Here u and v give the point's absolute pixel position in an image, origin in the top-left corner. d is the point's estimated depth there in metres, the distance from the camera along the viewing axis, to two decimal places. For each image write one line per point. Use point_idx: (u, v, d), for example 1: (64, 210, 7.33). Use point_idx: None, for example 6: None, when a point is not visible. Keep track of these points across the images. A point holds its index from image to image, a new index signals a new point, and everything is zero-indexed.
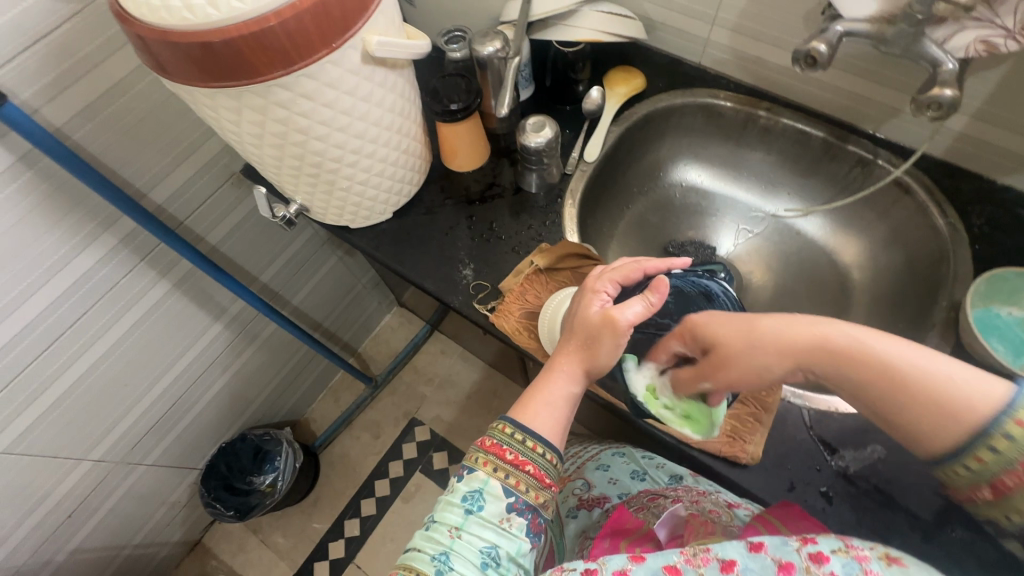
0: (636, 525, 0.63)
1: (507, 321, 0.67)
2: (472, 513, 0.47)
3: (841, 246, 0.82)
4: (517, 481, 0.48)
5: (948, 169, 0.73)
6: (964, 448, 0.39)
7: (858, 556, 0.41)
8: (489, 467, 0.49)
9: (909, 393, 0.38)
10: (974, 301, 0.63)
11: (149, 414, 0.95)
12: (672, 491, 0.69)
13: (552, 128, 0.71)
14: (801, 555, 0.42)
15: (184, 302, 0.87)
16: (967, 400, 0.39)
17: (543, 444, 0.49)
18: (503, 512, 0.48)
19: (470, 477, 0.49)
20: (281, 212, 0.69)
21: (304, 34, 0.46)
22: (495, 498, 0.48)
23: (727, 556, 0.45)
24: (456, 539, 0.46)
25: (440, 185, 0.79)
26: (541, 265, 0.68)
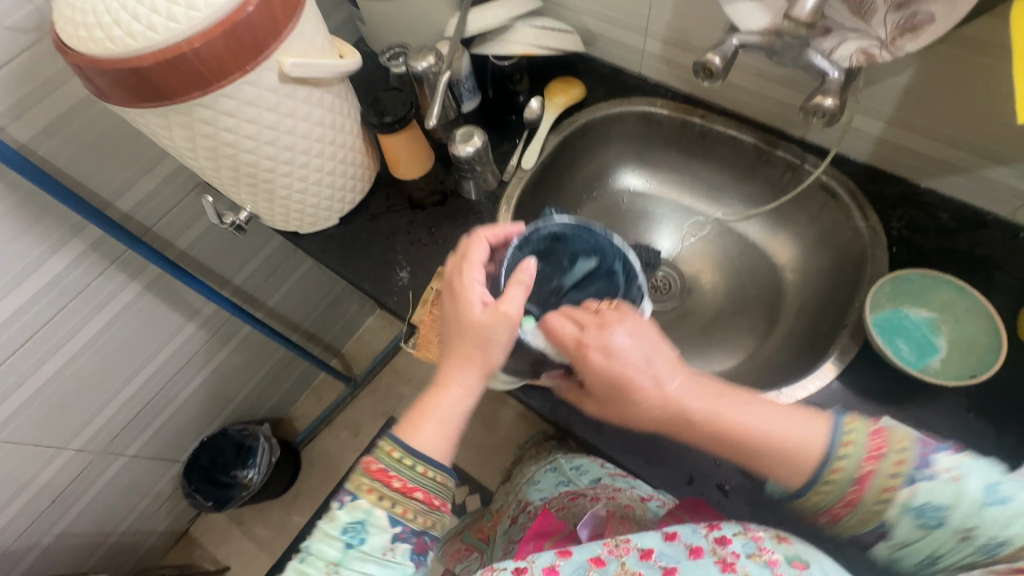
0: (558, 526, 0.65)
1: (428, 348, 0.69)
2: (354, 546, 0.46)
3: (776, 249, 0.83)
4: (403, 510, 0.48)
5: (872, 172, 0.74)
6: (830, 491, 0.43)
7: (756, 539, 0.47)
8: (373, 496, 0.47)
9: (878, 444, 0.42)
10: (881, 302, 0.64)
11: (128, 407, 1.01)
12: (591, 489, 0.71)
13: (481, 137, 0.74)
14: (708, 539, 0.48)
15: (157, 303, 0.94)
16: (853, 449, 0.42)
17: (432, 466, 0.50)
18: (388, 542, 0.47)
19: (353, 507, 0.47)
20: (230, 219, 0.75)
21: (217, 59, 0.52)
22: (380, 529, 0.47)
23: (645, 546, 0.49)
24: (333, 575, 0.46)
25: (386, 193, 0.84)
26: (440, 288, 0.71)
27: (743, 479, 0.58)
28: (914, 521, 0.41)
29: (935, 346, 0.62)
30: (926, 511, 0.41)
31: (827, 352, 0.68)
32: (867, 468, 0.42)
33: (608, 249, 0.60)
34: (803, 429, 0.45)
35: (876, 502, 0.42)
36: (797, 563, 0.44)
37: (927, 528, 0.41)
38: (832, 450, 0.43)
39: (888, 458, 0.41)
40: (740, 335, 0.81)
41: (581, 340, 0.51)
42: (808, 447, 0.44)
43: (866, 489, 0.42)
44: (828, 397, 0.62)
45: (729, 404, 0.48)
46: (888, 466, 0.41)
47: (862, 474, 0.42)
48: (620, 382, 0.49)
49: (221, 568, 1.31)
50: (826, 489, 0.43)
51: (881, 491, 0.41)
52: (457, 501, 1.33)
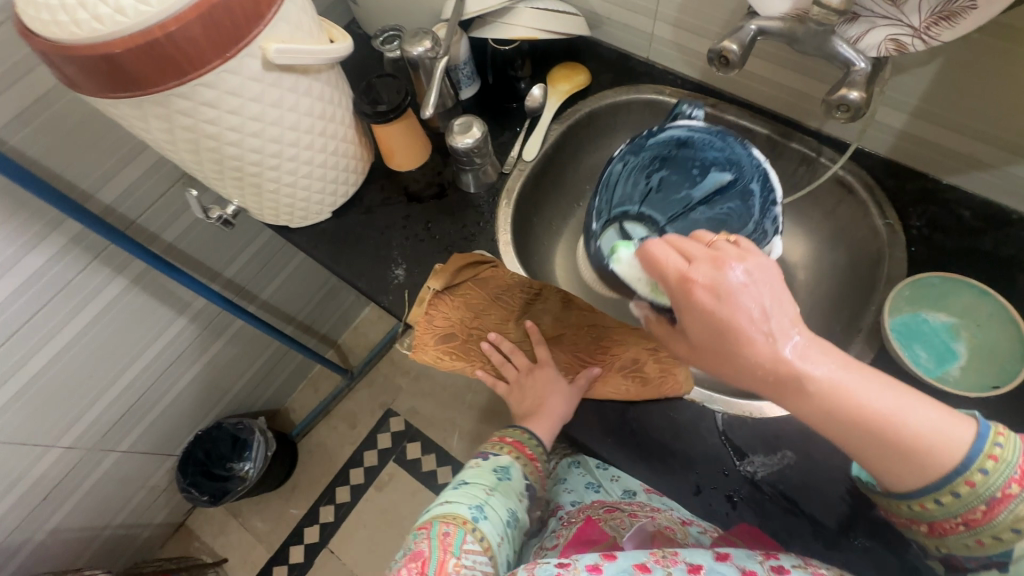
0: (602, 536, 0.65)
1: (425, 353, 0.66)
2: (504, 480, 0.63)
3: (788, 246, 0.80)
4: (531, 469, 0.66)
5: (892, 167, 0.70)
6: (947, 506, 0.38)
7: (812, 569, 0.47)
8: (513, 454, 0.66)
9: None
10: (899, 307, 0.61)
11: (118, 403, 0.99)
12: (627, 505, 0.73)
13: (480, 128, 0.70)
14: (764, 566, 0.47)
15: (145, 297, 0.91)
16: (1001, 467, 0.36)
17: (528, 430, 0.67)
18: (522, 487, 0.64)
19: (498, 458, 0.65)
20: (216, 213, 0.72)
21: (194, 46, 0.47)
22: (517, 476, 0.65)
23: (694, 561, 0.48)
24: (490, 497, 0.60)
25: (381, 184, 0.80)
26: (437, 288, 0.65)
27: (751, 490, 0.56)
28: None
29: (955, 353, 0.60)
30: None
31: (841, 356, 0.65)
32: (1009, 491, 0.36)
33: (746, 167, 0.63)
34: (949, 429, 0.37)
35: (1007, 529, 0.37)
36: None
37: None
38: (976, 463, 0.36)
39: None
40: None
41: (687, 275, 0.40)
42: (948, 455, 0.37)
43: (995, 514, 0.36)
44: None
45: (866, 380, 0.38)
46: None
47: (999, 495, 0.36)
48: (724, 329, 0.39)
49: (219, 560, 1.31)
50: (942, 502, 0.38)
51: (1017, 518, 0.36)
52: None
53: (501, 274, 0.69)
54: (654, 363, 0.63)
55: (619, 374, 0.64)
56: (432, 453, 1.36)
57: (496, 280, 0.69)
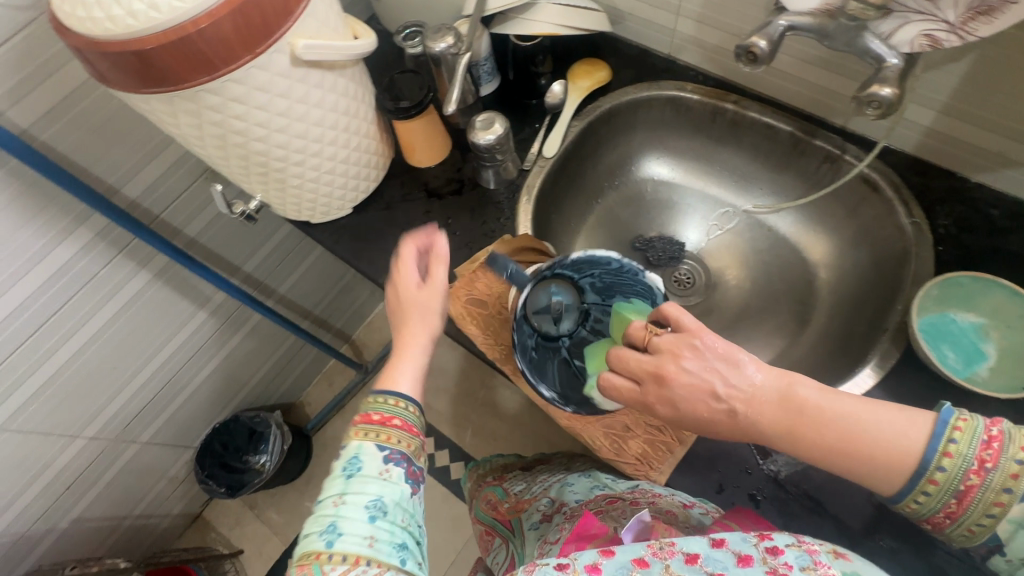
0: (601, 529, 0.55)
1: (454, 304, 0.68)
2: (353, 475, 0.45)
3: (810, 244, 0.80)
4: (387, 436, 0.48)
5: (918, 165, 0.70)
6: (924, 504, 0.42)
7: (807, 549, 0.42)
8: (360, 435, 0.48)
9: (987, 456, 0.40)
10: (927, 306, 0.61)
11: (140, 395, 1.01)
12: (630, 493, 0.60)
13: (502, 124, 0.70)
14: (759, 549, 0.43)
15: (167, 291, 0.92)
16: (957, 462, 0.40)
17: (404, 397, 0.51)
18: (381, 464, 0.46)
19: (345, 450, 0.47)
20: (240, 208, 0.72)
21: (225, 41, 0.48)
22: (371, 456, 0.46)
23: (691, 551, 0.45)
24: (341, 506, 0.43)
25: (401, 180, 0.80)
26: (497, 254, 0.69)
27: (775, 489, 0.56)
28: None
29: (983, 353, 0.59)
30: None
31: (865, 355, 0.65)
32: (970, 485, 0.40)
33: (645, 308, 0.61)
34: (905, 432, 0.42)
35: (983, 516, 0.41)
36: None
37: None
38: (932, 460, 0.41)
39: (994, 471, 0.39)
40: (768, 334, 0.78)
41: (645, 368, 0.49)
42: (908, 454, 0.42)
43: (969, 501, 0.40)
44: None
45: (823, 407, 0.44)
46: (997, 482, 0.39)
47: (964, 487, 0.40)
48: (686, 405, 0.48)
49: (236, 551, 1.32)
50: (920, 502, 0.42)
51: (990, 505, 0.40)
52: None
53: None
54: (643, 441, 0.59)
55: (599, 426, 0.61)
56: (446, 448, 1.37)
57: None
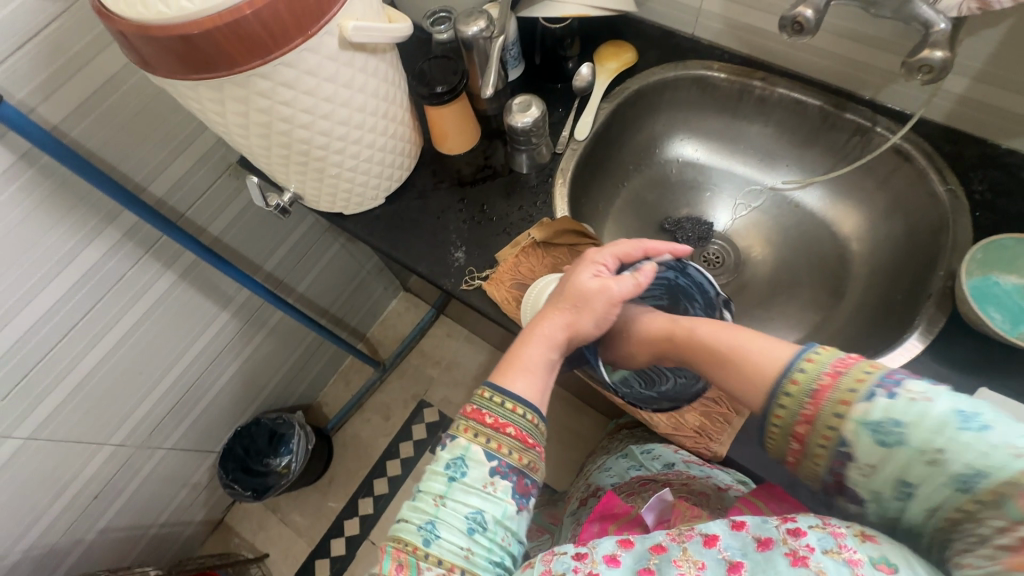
0: (625, 509, 0.59)
1: (497, 289, 0.68)
2: (456, 479, 0.44)
3: (839, 218, 0.81)
4: (498, 444, 0.45)
5: (949, 133, 0.71)
6: (787, 407, 0.41)
7: (833, 530, 0.40)
8: (469, 434, 0.45)
9: (843, 364, 0.40)
10: (971, 270, 0.61)
11: (165, 400, 0.99)
12: (664, 475, 0.64)
13: (539, 107, 0.70)
14: (780, 531, 0.41)
15: (192, 292, 0.90)
16: (816, 365, 0.41)
17: (523, 403, 0.46)
18: (487, 476, 0.44)
19: (452, 444, 0.45)
20: (274, 201, 0.71)
21: (279, 23, 0.47)
22: (478, 462, 0.44)
23: (710, 532, 0.44)
24: (440, 508, 0.43)
25: (431, 169, 0.80)
26: (537, 238, 0.68)
27: None
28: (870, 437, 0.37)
29: None
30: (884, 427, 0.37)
31: (908, 322, 0.66)
32: (824, 382, 0.40)
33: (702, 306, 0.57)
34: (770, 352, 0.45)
35: (832, 418, 0.39)
36: (882, 565, 0.37)
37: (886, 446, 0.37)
38: (794, 364, 0.42)
39: (848, 374, 0.39)
40: (803, 307, 0.79)
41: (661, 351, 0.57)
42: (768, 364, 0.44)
43: (812, 418, 0.40)
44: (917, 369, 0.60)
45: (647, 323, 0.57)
46: (847, 382, 0.39)
47: (817, 387, 0.40)
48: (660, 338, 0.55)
49: (261, 555, 1.31)
50: (783, 405, 0.41)
51: (835, 405, 0.39)
52: None
53: None
54: (700, 413, 0.59)
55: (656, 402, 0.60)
56: None
57: None
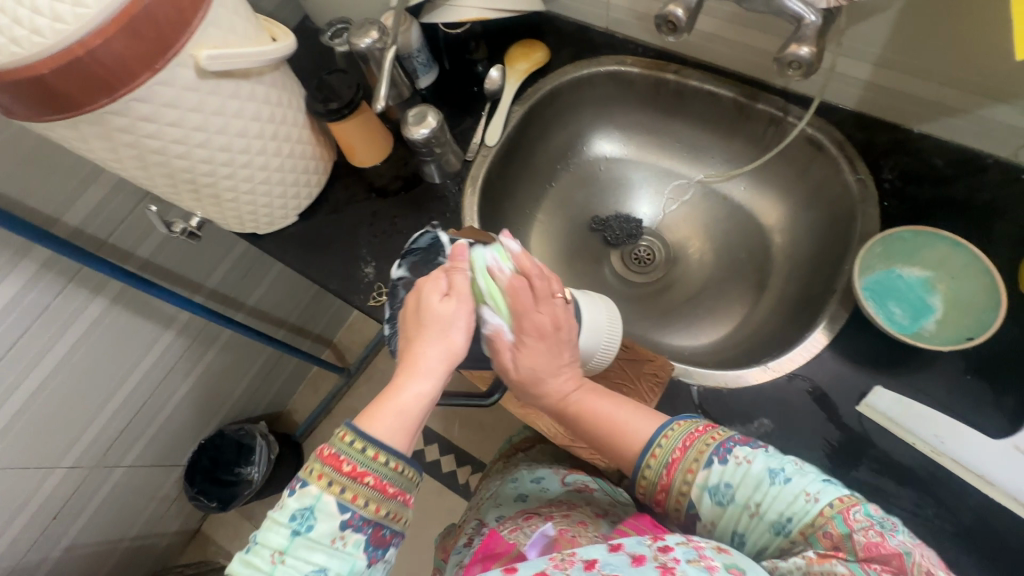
0: (507, 547, 0.54)
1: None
2: (301, 534, 0.40)
3: (763, 210, 0.79)
4: (353, 495, 0.41)
5: (861, 120, 0.68)
6: (653, 469, 0.49)
7: (696, 545, 0.42)
8: (323, 481, 0.41)
9: (691, 438, 0.48)
10: (872, 264, 0.60)
11: (115, 420, 1.01)
12: (545, 507, 0.62)
13: (435, 117, 0.69)
14: (652, 548, 0.43)
15: (128, 314, 0.92)
16: (671, 440, 0.49)
17: (386, 450, 0.43)
18: (336, 530, 0.41)
19: (303, 492, 0.41)
20: (180, 227, 0.72)
21: (119, 60, 0.46)
22: (328, 516, 0.41)
23: (590, 557, 0.43)
24: (278, 565, 0.40)
25: (345, 182, 0.79)
26: None
27: None
28: (711, 500, 0.46)
29: (930, 307, 0.59)
30: (718, 489, 0.46)
31: (817, 318, 0.64)
32: (681, 450, 0.48)
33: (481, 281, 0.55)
34: (636, 421, 0.52)
35: (683, 484, 0.48)
36: (734, 570, 0.40)
37: (721, 506, 0.46)
38: (655, 438, 0.50)
39: (693, 446, 0.48)
40: (727, 305, 0.78)
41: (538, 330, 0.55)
42: (638, 430, 0.52)
43: (675, 466, 0.48)
44: (819, 367, 0.59)
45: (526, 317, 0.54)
46: (692, 453, 0.48)
47: (672, 458, 0.49)
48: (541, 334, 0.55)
49: None
50: (660, 446, 0.49)
51: (685, 473, 0.48)
52: (460, 481, 1.33)
53: None
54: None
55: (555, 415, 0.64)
56: (436, 442, 1.38)
57: None
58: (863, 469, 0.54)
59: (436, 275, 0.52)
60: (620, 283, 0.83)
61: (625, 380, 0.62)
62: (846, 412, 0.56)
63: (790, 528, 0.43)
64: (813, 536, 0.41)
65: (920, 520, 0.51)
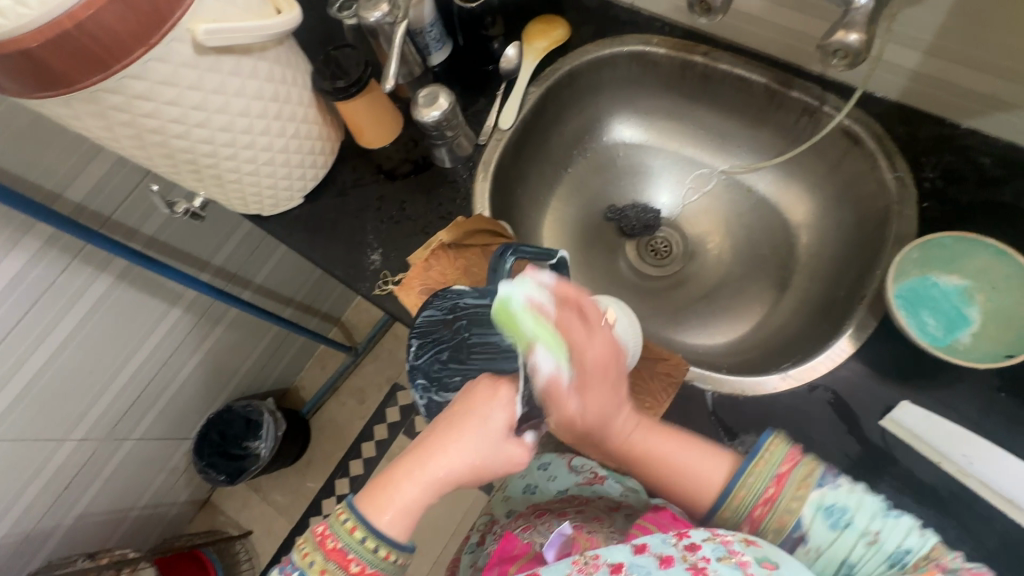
0: (523, 549, 0.55)
1: (407, 295, 0.65)
2: None
3: (789, 205, 0.75)
4: None
5: (902, 113, 0.64)
6: (754, 485, 0.43)
7: (723, 539, 0.42)
8: None
9: (792, 460, 0.43)
10: (906, 270, 0.56)
11: (123, 395, 1.01)
12: (558, 503, 0.61)
13: (446, 98, 0.65)
14: (678, 547, 0.42)
15: (133, 291, 0.91)
16: (764, 472, 0.43)
17: (394, 550, 0.41)
18: None
19: None
20: (181, 207, 0.70)
21: (110, 34, 0.43)
22: None
23: (614, 560, 0.43)
24: None
25: (353, 164, 0.76)
26: (446, 240, 0.65)
27: None
28: (824, 522, 0.42)
29: (967, 318, 0.55)
30: (832, 511, 0.42)
31: (841, 323, 0.61)
32: (773, 488, 0.43)
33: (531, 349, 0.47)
34: (706, 466, 0.47)
35: (793, 498, 0.42)
36: (766, 563, 0.40)
37: (836, 529, 0.42)
38: (728, 487, 0.45)
39: (796, 473, 0.42)
40: (747, 304, 0.74)
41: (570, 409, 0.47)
42: (710, 479, 0.46)
43: (758, 522, 0.44)
44: (842, 377, 0.56)
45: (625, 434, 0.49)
46: (793, 486, 0.42)
47: (778, 473, 0.43)
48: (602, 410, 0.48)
49: (244, 532, 1.37)
50: (752, 480, 0.43)
51: (796, 487, 0.42)
52: None
53: None
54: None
55: None
56: None
57: None
58: (883, 486, 0.51)
59: (488, 379, 0.47)
60: (635, 276, 0.81)
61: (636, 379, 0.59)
62: (869, 427, 0.54)
63: (904, 563, 0.40)
64: (925, 568, 0.39)
65: (941, 544, 0.49)
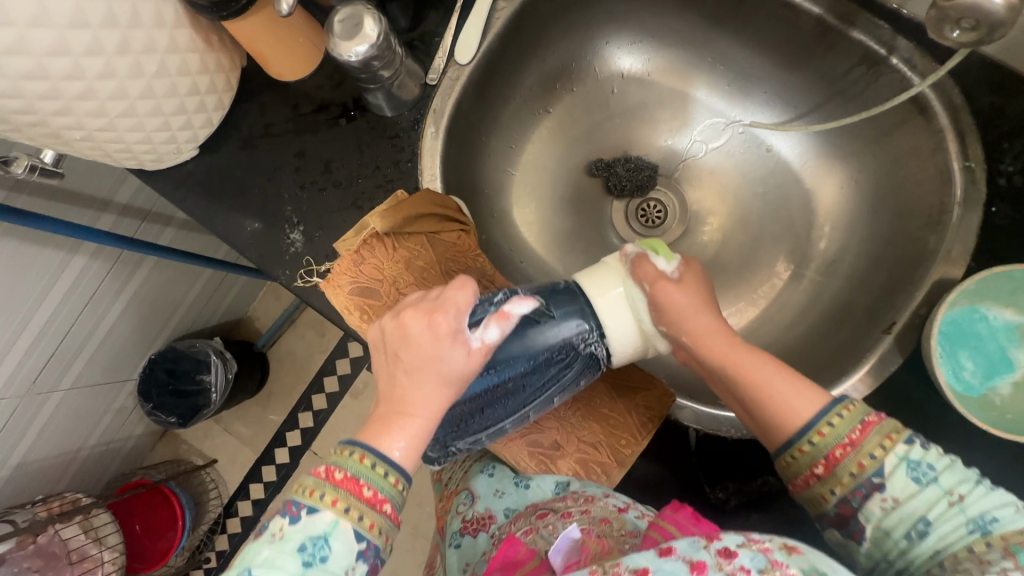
0: (529, 555, 0.43)
1: (335, 296, 0.52)
2: (314, 563, 0.34)
3: (817, 177, 0.61)
4: (371, 524, 0.36)
5: (991, 75, 0.48)
6: (836, 427, 0.37)
7: (761, 548, 0.33)
8: (338, 507, 0.35)
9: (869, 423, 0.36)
10: (955, 301, 0.46)
11: (36, 351, 0.89)
12: (560, 501, 0.49)
13: (376, 22, 0.46)
14: (710, 552, 0.33)
15: (12, 242, 0.75)
16: (852, 416, 0.37)
17: (401, 474, 0.38)
18: (351, 562, 0.35)
19: (311, 518, 0.35)
20: (26, 164, 0.52)
21: None
22: (344, 545, 0.35)
23: (637, 566, 0.34)
24: None
25: (262, 101, 0.57)
26: (380, 229, 0.51)
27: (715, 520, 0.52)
28: (906, 474, 0.35)
29: (1009, 363, 0.47)
30: (917, 463, 0.35)
31: (857, 346, 0.52)
32: (855, 436, 0.36)
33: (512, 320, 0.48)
34: (798, 395, 0.39)
35: (878, 448, 0.35)
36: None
37: (918, 483, 0.34)
38: (821, 417, 0.37)
39: (876, 434, 0.36)
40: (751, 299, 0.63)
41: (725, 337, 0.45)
42: (795, 411, 0.39)
43: (835, 465, 0.36)
44: None
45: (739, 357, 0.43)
46: (876, 440, 0.36)
47: (868, 419, 0.36)
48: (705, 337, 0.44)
49: (210, 461, 1.36)
50: (833, 423, 0.37)
51: (884, 438, 0.36)
52: None
53: (467, 243, 0.55)
54: (575, 460, 0.53)
55: (525, 446, 0.54)
56: None
57: (457, 250, 0.55)
58: None
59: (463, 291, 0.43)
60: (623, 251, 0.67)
61: (613, 412, 0.54)
62: None
63: (990, 532, 0.32)
64: (1019, 547, 0.31)
65: None
